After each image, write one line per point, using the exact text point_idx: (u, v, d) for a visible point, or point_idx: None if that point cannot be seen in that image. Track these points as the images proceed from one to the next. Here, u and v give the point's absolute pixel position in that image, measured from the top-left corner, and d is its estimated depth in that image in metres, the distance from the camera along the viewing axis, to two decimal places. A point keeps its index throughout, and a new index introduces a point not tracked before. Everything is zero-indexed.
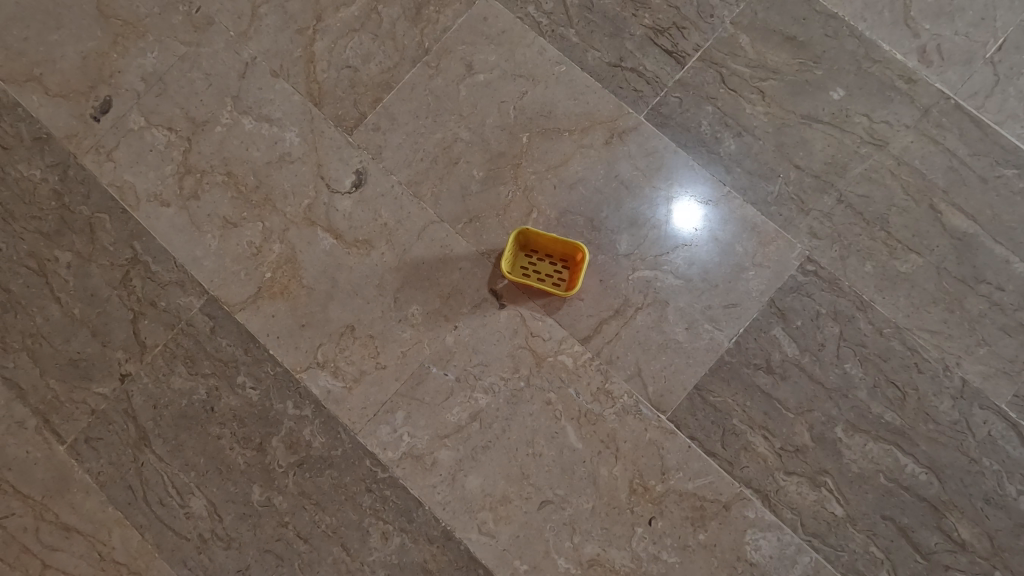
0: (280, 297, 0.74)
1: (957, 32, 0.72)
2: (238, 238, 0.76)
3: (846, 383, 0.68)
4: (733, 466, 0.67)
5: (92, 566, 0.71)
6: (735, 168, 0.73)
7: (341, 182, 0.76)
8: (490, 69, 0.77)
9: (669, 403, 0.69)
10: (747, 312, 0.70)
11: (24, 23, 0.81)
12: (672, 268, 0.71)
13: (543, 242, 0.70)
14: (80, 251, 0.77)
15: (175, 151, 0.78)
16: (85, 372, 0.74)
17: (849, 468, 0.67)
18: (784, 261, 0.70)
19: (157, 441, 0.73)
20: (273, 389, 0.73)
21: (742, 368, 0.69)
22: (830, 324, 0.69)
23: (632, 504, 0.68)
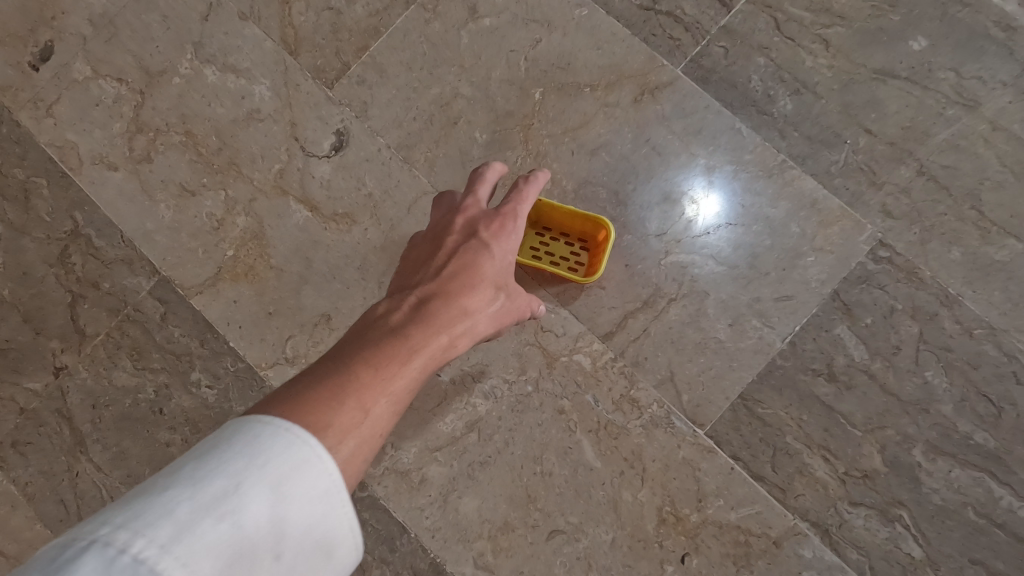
0: (244, 280, 0.63)
1: None
2: (197, 209, 0.64)
3: (926, 395, 0.55)
4: (785, 494, 0.55)
5: None
6: (792, 133, 0.60)
7: (318, 144, 0.64)
8: (497, 13, 0.64)
9: (708, 415, 0.57)
10: (805, 307, 0.57)
11: None
12: (713, 251, 0.59)
13: (561, 217, 0.59)
14: (13, 222, 0.65)
15: (126, 106, 0.66)
16: (14, 364, 0.63)
17: (930, 500, 0.54)
18: (851, 245, 0.58)
19: (96, 447, 0.61)
20: (233, 389, 0.61)
21: (797, 375, 0.57)
22: (907, 322, 0.56)
23: (662, 537, 0.56)
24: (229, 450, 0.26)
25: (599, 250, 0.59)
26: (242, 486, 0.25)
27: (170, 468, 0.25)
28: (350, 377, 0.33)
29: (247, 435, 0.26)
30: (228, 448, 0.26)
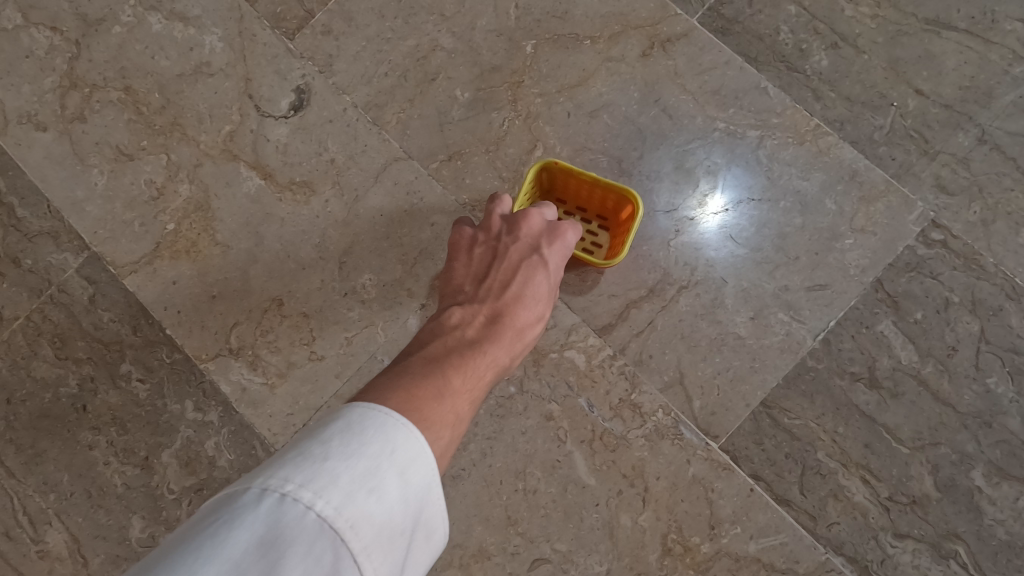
0: (185, 258, 0.54)
1: None
2: (135, 176, 0.56)
3: (988, 406, 0.46)
4: (816, 523, 0.46)
5: None
6: (828, 93, 0.51)
7: (275, 103, 0.56)
8: None
9: (724, 425, 0.48)
10: (842, 299, 0.48)
11: None
12: (732, 233, 0.50)
13: (575, 187, 0.49)
14: None
15: (58, 58, 0.58)
16: None
17: (993, 533, 0.45)
18: (898, 225, 0.48)
19: (8, 449, 0.53)
20: (168, 384, 0.53)
21: (832, 380, 0.47)
22: (965, 318, 0.47)
23: (666, 571, 0.46)
24: (363, 425, 0.24)
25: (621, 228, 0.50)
26: (381, 464, 0.23)
27: (309, 439, 0.23)
28: (445, 381, 0.31)
29: (374, 419, 0.24)
30: (358, 426, 0.24)
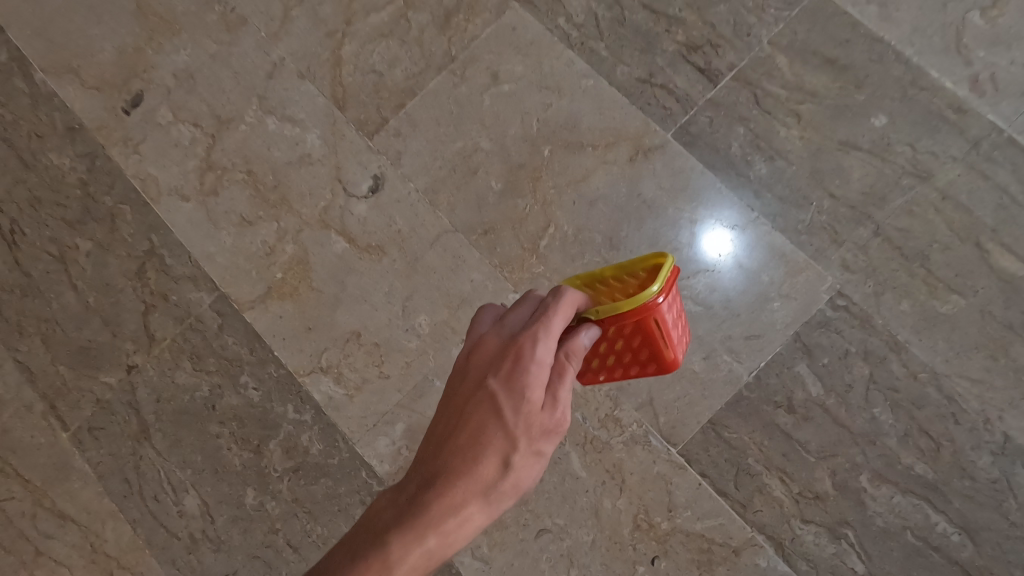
0: (289, 299, 0.74)
1: (1013, 63, 0.68)
2: (253, 237, 0.76)
3: (874, 429, 0.63)
4: (745, 509, 0.63)
5: (85, 557, 0.71)
6: (765, 193, 0.69)
7: (358, 186, 0.75)
8: (516, 80, 0.75)
9: (681, 436, 0.65)
10: (770, 346, 0.66)
11: (68, 19, 0.84)
12: (714, 277, 0.68)
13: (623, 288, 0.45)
14: (100, 241, 0.78)
15: (199, 147, 0.79)
16: (93, 360, 0.75)
17: (874, 521, 0.62)
18: (813, 293, 0.66)
19: (158, 435, 0.72)
20: (275, 391, 0.72)
21: (761, 405, 0.65)
22: (860, 364, 0.64)
23: (635, 541, 0.64)
24: None
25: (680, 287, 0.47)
26: None
27: None
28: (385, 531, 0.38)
29: None
30: None
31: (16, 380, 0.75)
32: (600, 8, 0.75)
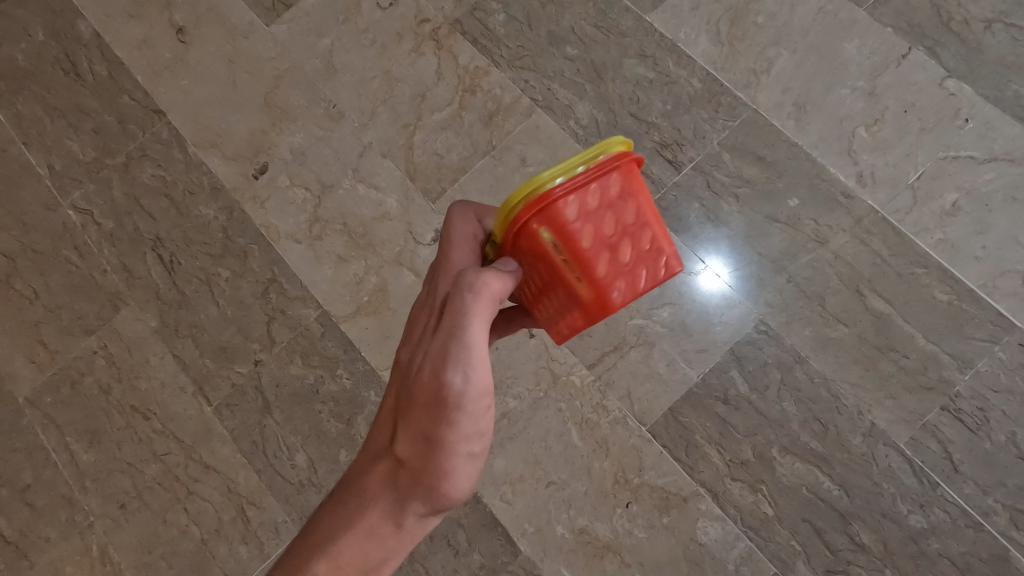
0: (373, 315, 1.03)
1: (887, 164, 0.97)
2: (347, 270, 1.05)
3: (783, 416, 0.91)
4: (693, 470, 0.91)
5: (223, 495, 0.99)
6: (713, 250, 0.98)
7: (424, 236, 1.05)
8: (538, 164, 1.05)
9: (649, 418, 0.93)
10: (713, 357, 0.94)
11: (214, 108, 1.16)
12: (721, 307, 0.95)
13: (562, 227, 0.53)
14: (236, 270, 1.08)
15: (308, 204, 1.09)
16: (231, 356, 1.04)
17: (780, 480, 0.89)
18: (744, 320, 0.95)
19: (277, 410, 1.01)
20: (362, 381, 1.01)
21: (705, 398, 0.93)
22: (775, 370, 0.92)
23: (616, 490, 0.91)
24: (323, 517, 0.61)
25: (638, 198, 0.53)
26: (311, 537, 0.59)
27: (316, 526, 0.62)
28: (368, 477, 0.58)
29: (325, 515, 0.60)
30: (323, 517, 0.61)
31: (174, 369, 1.05)
32: (599, 115, 1.06)
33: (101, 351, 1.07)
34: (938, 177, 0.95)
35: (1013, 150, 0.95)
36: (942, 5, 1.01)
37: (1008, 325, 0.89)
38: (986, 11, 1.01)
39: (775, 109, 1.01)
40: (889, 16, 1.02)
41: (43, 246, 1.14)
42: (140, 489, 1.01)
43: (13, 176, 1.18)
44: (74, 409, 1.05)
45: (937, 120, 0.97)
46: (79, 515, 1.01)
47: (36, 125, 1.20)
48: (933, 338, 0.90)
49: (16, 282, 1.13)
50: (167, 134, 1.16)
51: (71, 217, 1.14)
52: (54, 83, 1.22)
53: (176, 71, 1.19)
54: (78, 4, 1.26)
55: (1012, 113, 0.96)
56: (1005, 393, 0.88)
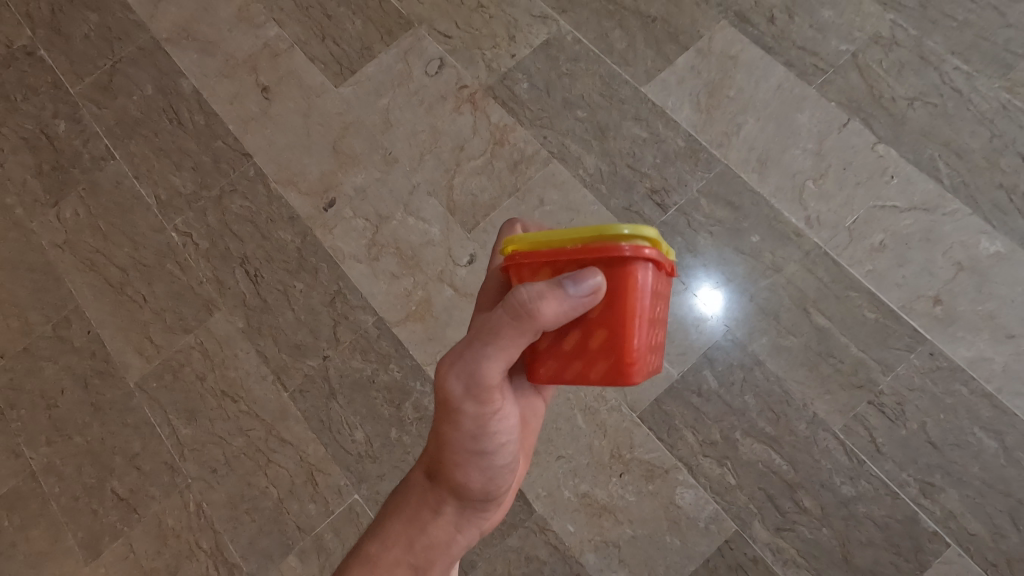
0: (419, 321, 1.29)
1: (830, 210, 1.23)
2: (398, 285, 1.31)
3: (744, 406, 1.15)
4: (673, 448, 1.15)
5: (296, 462, 1.24)
6: (692, 274, 1.23)
7: (461, 259, 1.31)
8: (554, 203, 1.32)
9: (639, 406, 1.17)
10: (690, 358, 1.19)
11: (292, 153, 1.44)
12: (715, 325, 1.20)
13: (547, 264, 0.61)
14: (308, 283, 1.34)
15: (367, 231, 1.36)
16: (304, 352, 1.30)
17: (741, 456, 1.14)
18: (715, 330, 1.19)
19: (341, 396, 1.27)
20: (409, 373, 1.26)
21: (683, 391, 1.17)
22: (738, 370, 1.17)
23: (612, 463, 1.16)
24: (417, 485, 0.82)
25: (608, 300, 0.59)
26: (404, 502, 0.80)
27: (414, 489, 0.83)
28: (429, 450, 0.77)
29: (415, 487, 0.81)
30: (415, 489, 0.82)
31: (257, 361, 1.31)
32: (603, 165, 1.33)
33: (198, 347, 1.33)
34: (869, 221, 1.21)
35: (928, 201, 1.21)
36: (873, 86, 1.29)
37: (921, 337, 1.14)
38: (908, 91, 1.28)
39: (742, 164, 1.28)
40: (832, 93, 1.29)
41: (151, 261, 1.40)
42: (229, 458, 1.26)
43: (127, 204, 1.45)
44: (176, 392, 1.31)
45: (868, 176, 1.23)
46: (179, 477, 1.26)
47: (146, 163, 1.48)
48: (862, 347, 1.15)
49: (128, 290, 1.39)
50: (253, 172, 1.43)
51: (174, 238, 1.41)
52: (161, 129, 1.50)
53: (261, 122, 1.47)
54: (180, 65, 1.54)
55: (928, 171, 1.23)
56: (918, 390, 1.12)
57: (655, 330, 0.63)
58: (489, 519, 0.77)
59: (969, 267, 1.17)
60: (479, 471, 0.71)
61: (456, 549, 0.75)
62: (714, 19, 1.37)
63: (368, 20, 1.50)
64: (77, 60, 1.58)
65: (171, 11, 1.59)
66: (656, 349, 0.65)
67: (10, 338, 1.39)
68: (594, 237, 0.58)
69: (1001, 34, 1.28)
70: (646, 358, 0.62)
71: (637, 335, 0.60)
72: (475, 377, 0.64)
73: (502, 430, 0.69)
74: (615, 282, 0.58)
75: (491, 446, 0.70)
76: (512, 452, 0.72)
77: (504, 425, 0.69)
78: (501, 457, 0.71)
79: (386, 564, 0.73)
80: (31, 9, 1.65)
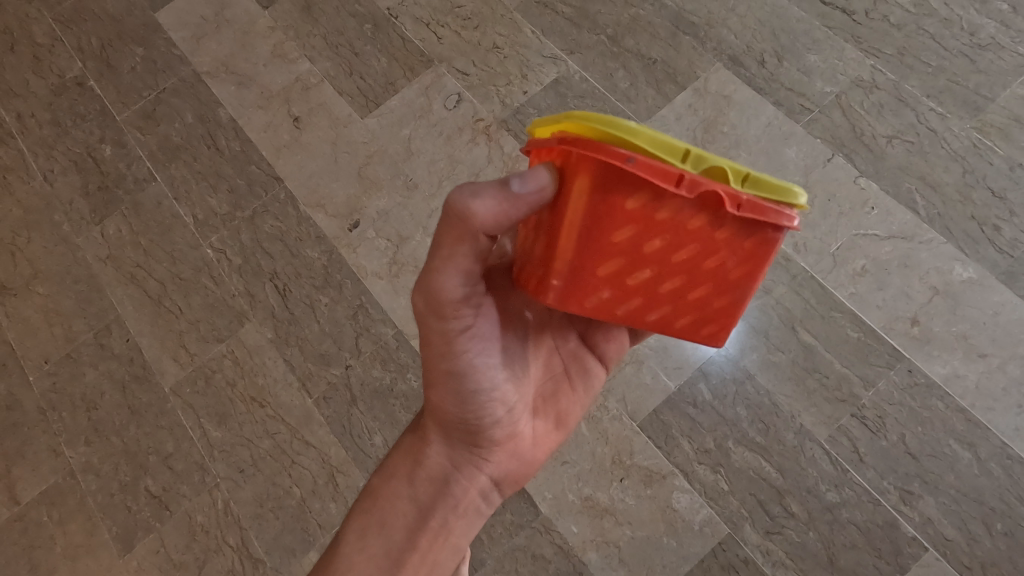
0: None
1: (815, 237, 1.33)
2: None
3: (736, 417, 1.25)
4: (670, 455, 1.24)
5: (319, 464, 1.34)
6: None
7: None
8: None
9: (638, 416, 1.27)
10: (686, 372, 1.28)
11: (320, 178, 1.56)
12: (716, 340, 1.29)
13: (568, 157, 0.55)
14: (334, 298, 1.45)
15: (389, 251, 1.47)
16: (328, 361, 1.41)
17: (733, 463, 1.23)
18: (709, 346, 1.29)
19: (362, 403, 1.37)
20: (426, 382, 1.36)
21: (680, 402, 1.27)
22: (731, 384, 1.27)
23: (613, 468, 1.24)
24: None
25: (553, 207, 0.58)
26: None
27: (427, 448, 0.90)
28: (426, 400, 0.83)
29: None
30: None
31: (285, 370, 1.41)
32: None
33: (229, 355, 1.44)
34: (851, 247, 1.32)
35: (906, 230, 1.31)
36: (855, 125, 1.41)
37: (900, 355, 1.24)
38: (888, 129, 1.39)
39: None
40: (818, 131, 1.41)
41: (188, 275, 1.52)
42: (256, 459, 1.36)
43: (166, 222, 1.57)
44: (208, 397, 1.41)
45: (851, 207, 1.34)
46: (209, 476, 1.36)
47: (185, 185, 1.60)
48: (846, 364, 1.25)
49: (166, 302, 1.50)
50: (284, 195, 1.55)
51: (209, 254, 1.53)
52: (199, 154, 1.62)
53: (292, 149, 1.60)
54: (219, 95, 1.67)
55: (905, 203, 1.34)
56: (898, 405, 1.22)
57: (620, 263, 0.59)
58: (486, 460, 0.79)
59: (944, 291, 1.27)
60: (459, 400, 0.75)
61: (457, 489, 0.79)
62: (710, 61, 1.50)
63: (392, 57, 1.64)
64: (124, 89, 1.72)
65: (211, 46, 1.72)
66: (630, 286, 0.61)
67: (55, 345, 1.50)
68: (570, 130, 0.55)
69: (972, 79, 1.41)
70: (595, 289, 0.61)
71: (593, 265, 0.59)
72: (430, 289, 0.67)
73: (476, 356, 0.73)
74: (560, 189, 0.56)
75: (464, 373, 0.73)
76: (490, 382, 0.75)
77: (477, 350, 0.73)
78: (479, 387, 0.74)
79: (389, 498, 0.80)
80: (81, 42, 1.78)
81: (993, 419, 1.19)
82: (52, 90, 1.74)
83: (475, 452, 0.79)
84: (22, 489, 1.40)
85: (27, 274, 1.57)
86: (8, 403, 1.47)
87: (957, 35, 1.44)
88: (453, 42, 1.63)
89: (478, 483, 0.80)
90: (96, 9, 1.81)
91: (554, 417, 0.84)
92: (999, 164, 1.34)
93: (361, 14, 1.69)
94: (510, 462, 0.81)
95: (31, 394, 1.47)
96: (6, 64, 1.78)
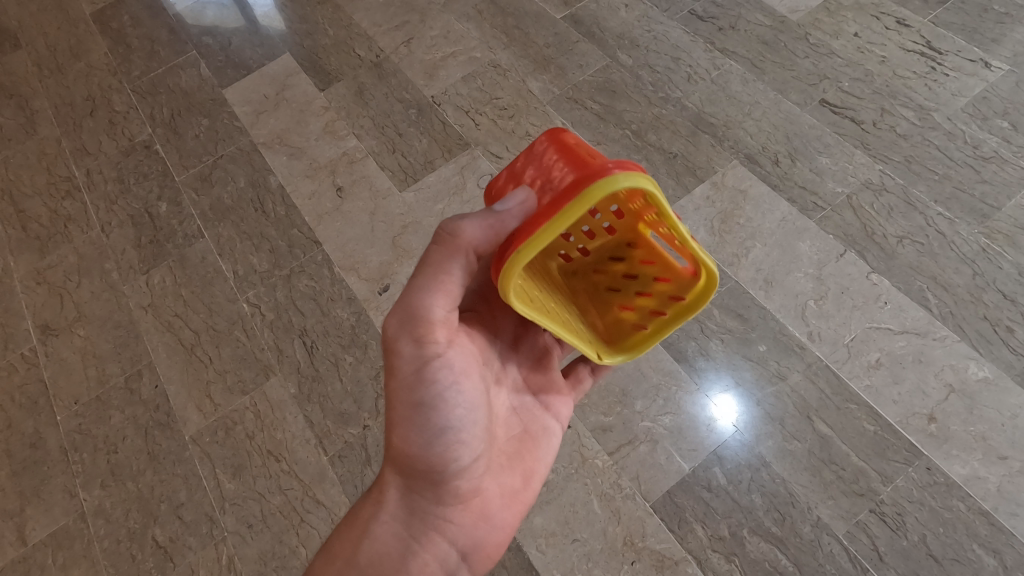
0: None
1: (829, 328, 1.37)
2: None
3: (752, 505, 1.23)
4: (683, 540, 1.22)
5: (328, 523, 1.34)
6: (705, 376, 1.35)
7: None
8: None
9: (652, 497, 1.26)
10: (699, 454, 1.28)
11: (357, 243, 1.66)
12: (729, 422, 1.30)
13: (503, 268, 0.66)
14: (358, 357, 1.51)
15: None
16: (347, 419, 1.44)
17: (746, 553, 1.20)
18: (723, 429, 1.30)
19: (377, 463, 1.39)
20: None
21: (694, 484, 1.26)
22: (746, 470, 1.26)
23: (623, 549, 1.22)
24: None
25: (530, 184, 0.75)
26: None
27: None
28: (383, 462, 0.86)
29: None
30: None
31: (303, 426, 1.44)
32: None
33: (251, 407, 1.48)
34: (865, 340, 1.35)
35: (919, 326, 1.35)
36: (867, 224, 1.48)
37: (918, 452, 1.24)
38: (898, 230, 1.46)
39: (750, 283, 1.44)
40: (831, 228, 1.48)
41: (222, 326, 1.59)
42: (265, 514, 1.36)
43: (208, 277, 1.66)
44: (226, 448, 1.44)
45: (863, 300, 1.39)
46: (217, 529, 1.36)
47: (230, 242, 1.71)
48: (863, 457, 1.24)
49: (198, 351, 1.56)
50: (321, 258, 1.65)
51: (245, 309, 1.60)
52: (247, 216, 1.74)
53: (333, 216, 1.71)
54: (271, 164, 1.82)
55: (917, 301, 1.38)
56: (918, 503, 1.20)
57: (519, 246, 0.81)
58: (446, 522, 0.82)
59: (960, 389, 1.28)
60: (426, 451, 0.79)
61: (416, 557, 0.81)
62: (728, 159, 1.61)
63: (433, 139, 1.79)
64: (186, 154, 1.87)
65: (269, 121, 1.89)
66: None
67: (86, 387, 1.55)
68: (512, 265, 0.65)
69: (977, 188, 1.49)
70: None
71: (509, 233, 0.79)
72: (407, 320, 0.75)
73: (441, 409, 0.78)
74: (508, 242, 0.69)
75: (433, 422, 0.78)
76: (461, 433, 0.79)
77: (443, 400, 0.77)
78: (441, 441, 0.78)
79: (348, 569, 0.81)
80: (154, 112, 1.97)
81: (1018, 526, 1.16)
82: (121, 151, 1.90)
83: (432, 518, 0.82)
84: (31, 530, 1.40)
85: (72, 316, 1.65)
86: (33, 441, 1.50)
87: (961, 147, 1.54)
88: (489, 128, 1.78)
89: (437, 550, 0.82)
90: (171, 83, 2.02)
91: (507, 476, 0.88)
92: (1009, 269, 1.39)
93: (407, 100, 1.86)
94: (469, 524, 0.84)
95: (56, 433, 1.50)
96: (84, 126, 1.97)
